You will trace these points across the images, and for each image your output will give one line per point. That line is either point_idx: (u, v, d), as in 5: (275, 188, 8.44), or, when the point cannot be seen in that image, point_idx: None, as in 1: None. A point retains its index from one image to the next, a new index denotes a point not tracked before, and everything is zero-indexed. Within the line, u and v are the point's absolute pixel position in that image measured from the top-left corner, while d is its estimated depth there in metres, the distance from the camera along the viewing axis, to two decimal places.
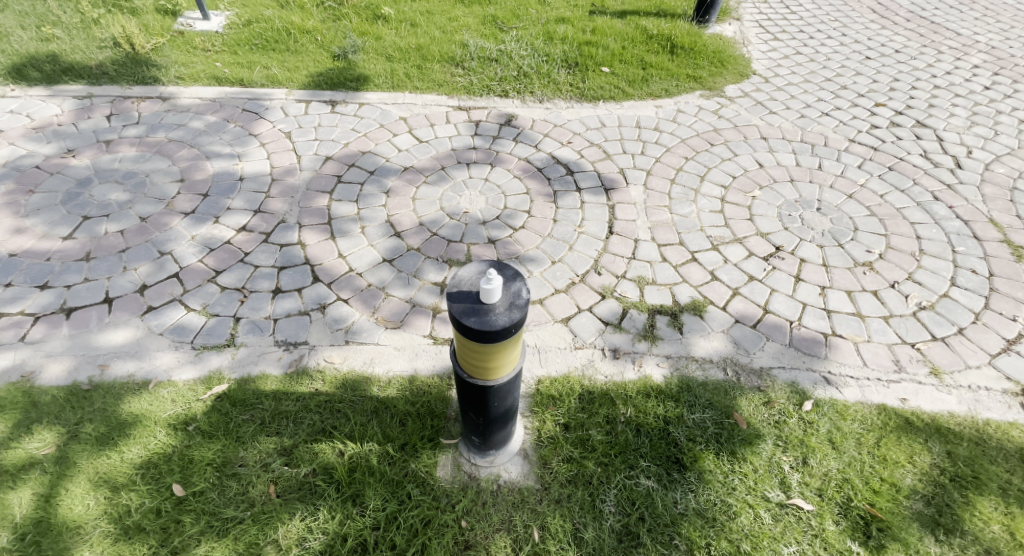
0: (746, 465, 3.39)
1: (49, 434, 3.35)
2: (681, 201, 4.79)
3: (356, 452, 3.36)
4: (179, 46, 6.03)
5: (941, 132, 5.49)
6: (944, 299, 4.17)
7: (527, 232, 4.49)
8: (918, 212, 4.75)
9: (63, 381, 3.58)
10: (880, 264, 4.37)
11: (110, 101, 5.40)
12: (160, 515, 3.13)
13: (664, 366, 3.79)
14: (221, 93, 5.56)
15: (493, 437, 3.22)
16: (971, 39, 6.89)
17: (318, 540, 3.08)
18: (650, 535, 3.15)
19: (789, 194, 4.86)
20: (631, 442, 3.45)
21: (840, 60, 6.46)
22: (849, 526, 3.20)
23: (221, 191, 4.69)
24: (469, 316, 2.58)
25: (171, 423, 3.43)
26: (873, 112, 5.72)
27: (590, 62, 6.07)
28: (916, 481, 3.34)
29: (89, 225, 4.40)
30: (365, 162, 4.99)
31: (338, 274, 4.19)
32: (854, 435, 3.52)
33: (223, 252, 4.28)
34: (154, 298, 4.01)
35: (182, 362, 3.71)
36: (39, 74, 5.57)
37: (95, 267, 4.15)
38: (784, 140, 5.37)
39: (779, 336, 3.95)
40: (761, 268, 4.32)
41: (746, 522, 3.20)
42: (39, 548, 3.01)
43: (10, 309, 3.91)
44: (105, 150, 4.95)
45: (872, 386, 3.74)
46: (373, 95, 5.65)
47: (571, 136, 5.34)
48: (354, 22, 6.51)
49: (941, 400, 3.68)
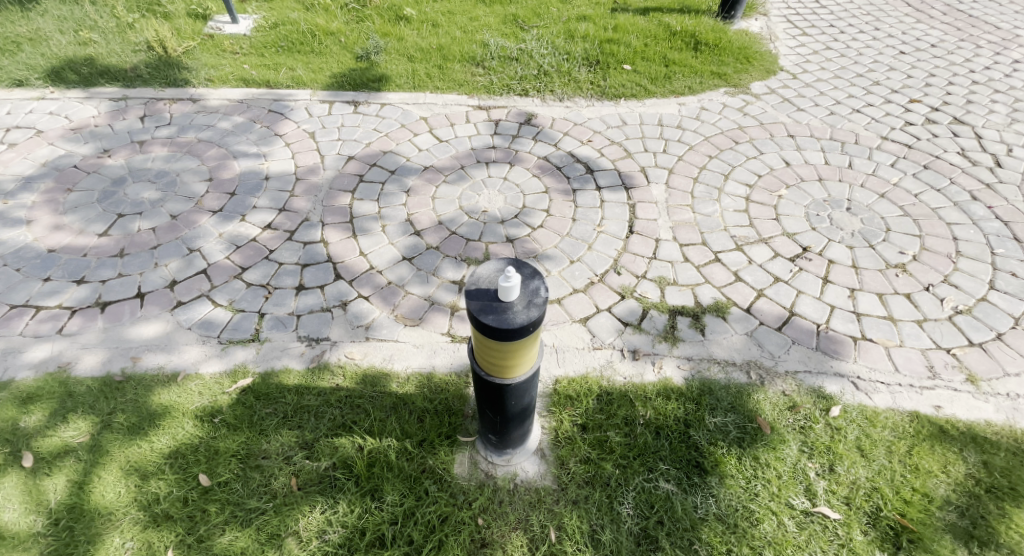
0: (770, 471, 3.30)
1: (84, 423, 3.46)
2: (703, 200, 4.71)
3: (375, 447, 3.38)
4: (208, 49, 6.19)
5: (979, 129, 5.29)
6: (982, 303, 4.01)
7: (546, 231, 4.47)
8: (955, 212, 4.58)
9: (97, 372, 3.70)
10: (913, 266, 4.22)
11: (143, 102, 5.56)
12: (187, 504, 3.21)
13: (685, 369, 3.72)
14: (248, 94, 5.68)
15: (511, 435, 3.21)
16: (1011, 33, 6.63)
17: (338, 533, 3.11)
18: (669, 538, 3.10)
19: (817, 193, 4.74)
20: (650, 444, 3.39)
21: (871, 55, 6.28)
22: (878, 536, 3.10)
23: (247, 189, 4.79)
24: (487, 314, 2.57)
25: (198, 415, 3.51)
26: (907, 108, 5.54)
27: (611, 60, 6.03)
28: (950, 492, 3.21)
29: (123, 222, 4.53)
30: (387, 162, 5.03)
31: (359, 272, 4.23)
32: (884, 442, 3.41)
33: (249, 250, 4.36)
34: (183, 293, 4.10)
35: (208, 356, 3.79)
36: (77, 77, 5.77)
37: (129, 263, 4.27)
38: (812, 138, 5.24)
39: (805, 339, 3.85)
40: (787, 269, 4.21)
41: (769, 529, 3.12)
42: (73, 533, 3.11)
43: (49, 303, 4.05)
44: (139, 150, 5.10)
45: (904, 392, 3.61)
46: (394, 95, 5.71)
47: (591, 135, 5.30)
48: (377, 23, 6.59)
49: (977, 408, 3.53)
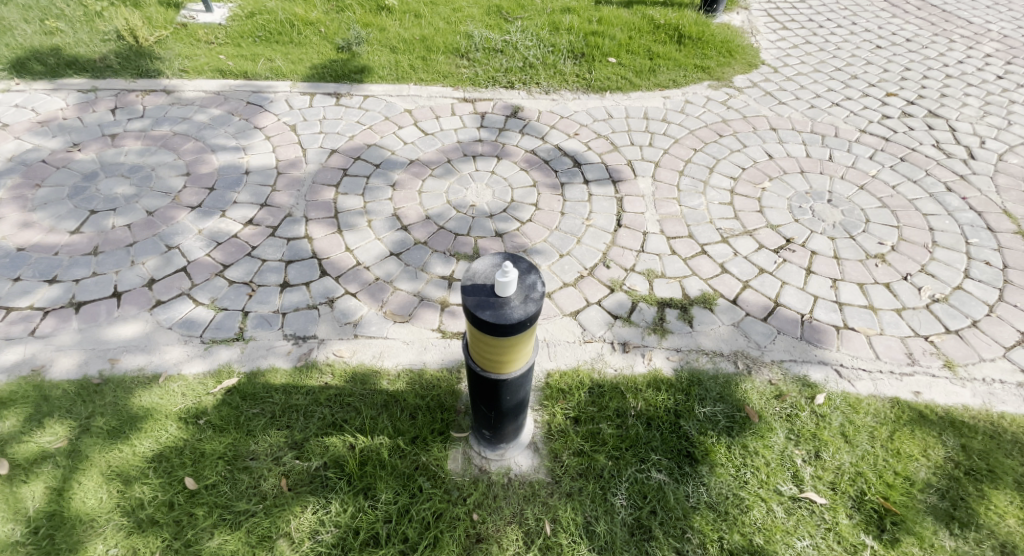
0: (759, 458, 3.37)
1: (61, 428, 3.35)
2: (689, 193, 4.75)
3: (367, 446, 3.35)
4: (182, 39, 6.00)
5: (952, 122, 5.44)
6: (957, 291, 4.14)
7: (534, 225, 4.46)
8: (930, 203, 4.71)
9: (73, 375, 3.58)
10: (892, 256, 4.33)
11: (114, 94, 5.37)
12: (173, 508, 3.13)
13: (674, 360, 3.77)
14: (225, 86, 5.53)
15: (504, 430, 3.21)
16: (982, 28, 6.82)
17: (331, 533, 3.08)
18: (662, 528, 3.14)
19: (799, 185, 4.83)
20: (642, 435, 3.43)
21: (849, 49, 6.41)
22: (863, 519, 3.19)
23: (226, 184, 4.66)
24: (484, 309, 2.55)
25: (181, 417, 3.42)
26: (884, 102, 5.67)
27: (597, 53, 6.03)
28: (930, 475, 3.32)
29: (96, 219, 4.37)
30: (371, 155, 4.96)
31: (345, 268, 4.16)
32: (867, 428, 3.50)
33: (230, 247, 4.26)
34: (163, 292, 3.99)
35: (190, 356, 3.70)
36: (43, 68, 5.54)
37: (104, 261, 4.13)
38: (794, 131, 5.33)
39: (790, 328, 3.93)
40: (772, 260, 4.29)
41: (758, 515, 3.18)
42: (53, 541, 3.01)
43: (19, 303, 3.90)
44: (110, 144, 4.93)
45: (885, 379, 3.72)
46: (378, 87, 5.62)
47: (578, 128, 5.30)
48: (358, 14, 6.47)
49: (954, 393, 3.65)
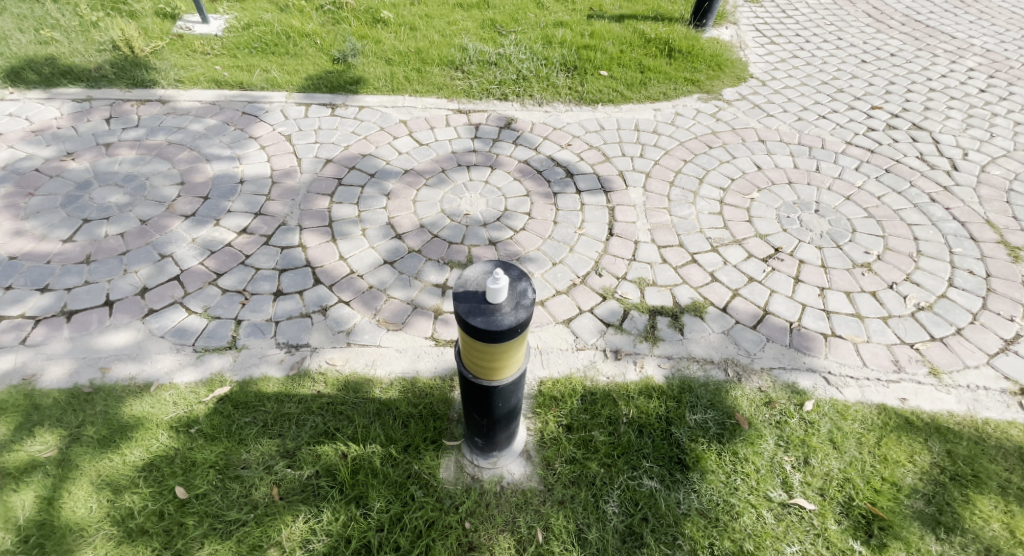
0: (749, 465, 3.41)
1: (51, 437, 3.34)
2: (680, 203, 4.82)
3: (359, 454, 3.35)
4: (178, 49, 6.04)
5: (936, 134, 5.56)
6: (941, 299, 4.22)
7: (527, 234, 4.51)
8: (915, 213, 4.81)
9: (63, 384, 3.57)
10: (878, 265, 4.41)
11: (109, 104, 5.39)
12: (163, 518, 3.12)
13: (665, 367, 3.81)
14: (220, 96, 5.57)
15: (497, 438, 3.22)
16: (964, 43, 6.99)
17: (323, 542, 3.08)
18: (654, 535, 3.16)
19: (788, 195, 4.92)
20: (633, 442, 3.46)
21: (835, 64, 6.54)
22: (851, 525, 3.22)
23: (220, 193, 4.68)
24: (475, 316, 2.58)
25: (172, 426, 3.42)
26: (869, 114, 5.79)
27: (588, 66, 6.13)
28: (916, 480, 3.36)
29: (89, 227, 4.38)
30: (365, 165, 5.00)
31: (339, 277, 4.19)
32: (855, 434, 3.55)
33: (224, 255, 4.27)
34: (155, 300, 4.00)
35: (183, 364, 3.70)
36: (38, 77, 5.56)
37: (96, 269, 4.13)
38: (782, 142, 5.43)
39: (779, 336, 3.99)
40: (761, 269, 4.35)
41: (748, 522, 3.21)
42: (41, 551, 3.00)
43: (10, 312, 3.89)
44: (105, 153, 4.94)
45: (871, 386, 3.77)
46: (373, 98, 5.68)
47: (570, 139, 5.37)
48: (353, 26, 6.54)
49: (940, 399, 3.71)
